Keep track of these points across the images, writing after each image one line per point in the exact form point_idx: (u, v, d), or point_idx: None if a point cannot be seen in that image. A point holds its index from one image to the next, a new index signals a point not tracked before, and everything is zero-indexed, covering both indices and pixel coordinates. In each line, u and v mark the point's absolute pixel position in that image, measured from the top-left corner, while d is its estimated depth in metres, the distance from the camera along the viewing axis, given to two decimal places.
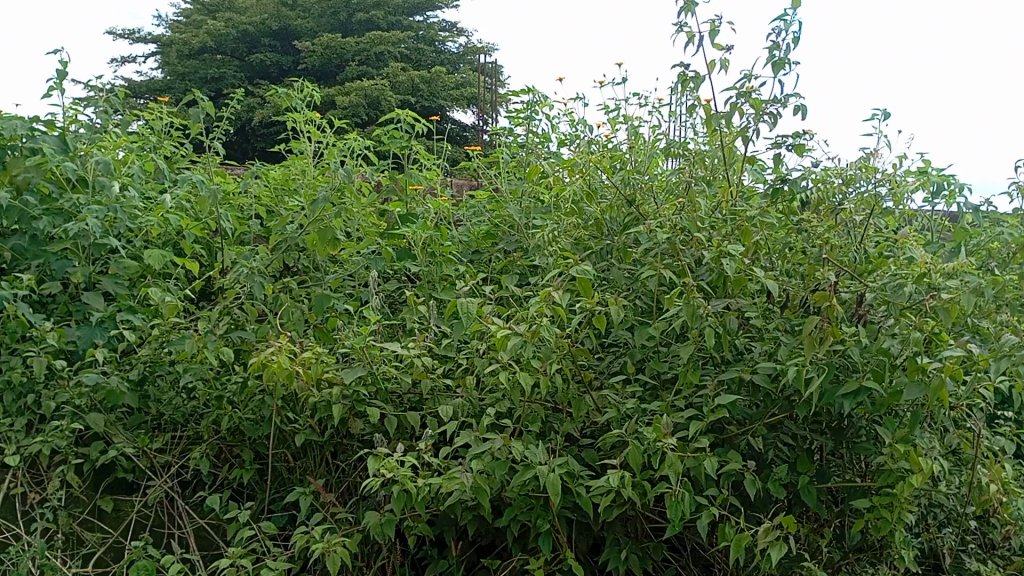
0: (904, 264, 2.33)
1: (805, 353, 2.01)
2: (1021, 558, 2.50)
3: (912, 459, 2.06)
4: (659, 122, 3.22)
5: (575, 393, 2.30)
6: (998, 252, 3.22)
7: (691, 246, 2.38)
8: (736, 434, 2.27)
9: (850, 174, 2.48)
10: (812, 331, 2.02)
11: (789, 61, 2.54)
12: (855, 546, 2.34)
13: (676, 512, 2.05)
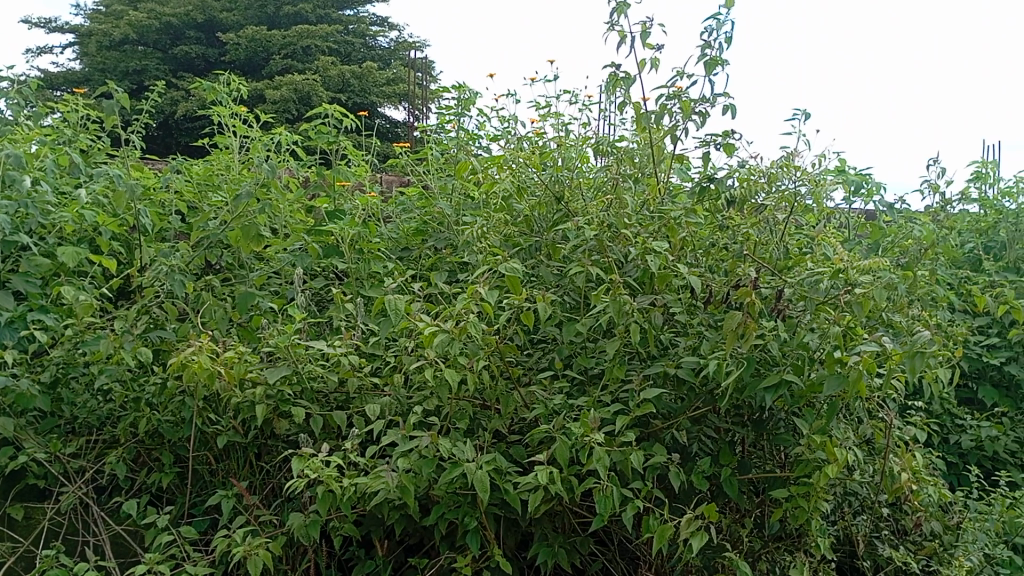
0: (821, 261, 2.39)
1: (727, 348, 2.05)
2: (932, 543, 2.57)
3: (828, 449, 2.12)
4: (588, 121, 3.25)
5: (503, 390, 2.30)
6: (910, 248, 3.34)
7: (618, 242, 2.41)
8: (661, 428, 2.30)
9: (772, 173, 2.53)
10: (733, 327, 2.07)
11: (721, 61, 2.59)
12: (775, 536, 2.40)
13: (602, 506, 2.06)
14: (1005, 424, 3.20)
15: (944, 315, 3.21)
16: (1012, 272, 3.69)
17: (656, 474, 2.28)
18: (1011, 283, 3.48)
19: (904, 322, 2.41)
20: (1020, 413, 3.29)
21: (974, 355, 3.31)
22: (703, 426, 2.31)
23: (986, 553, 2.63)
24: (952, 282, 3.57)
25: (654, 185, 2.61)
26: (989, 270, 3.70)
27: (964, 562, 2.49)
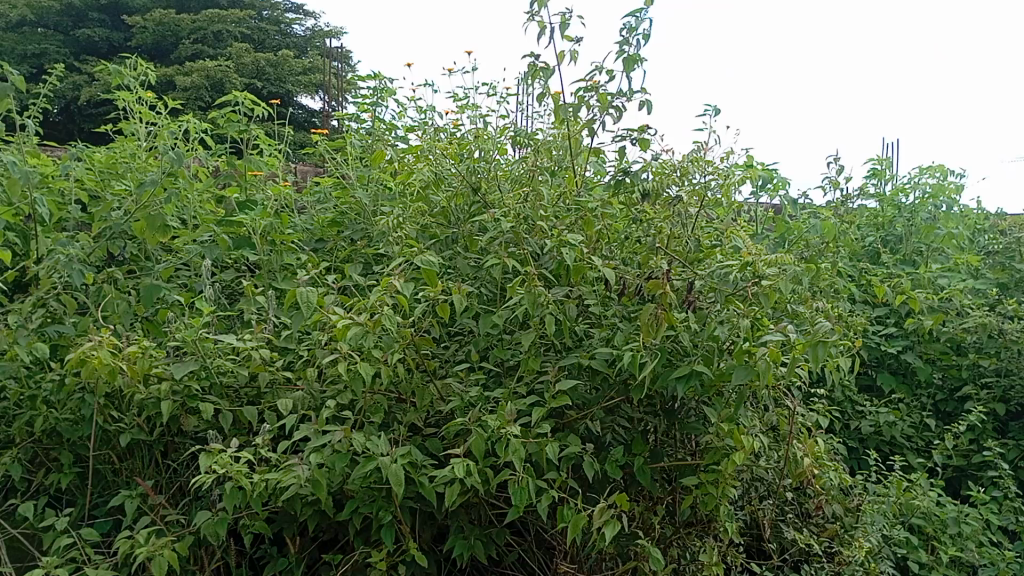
0: (730, 254, 2.46)
1: (642, 339, 2.12)
2: (834, 525, 2.67)
3: (735, 437, 2.21)
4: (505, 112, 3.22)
5: (419, 383, 2.27)
6: (813, 242, 3.46)
7: (534, 235, 2.41)
8: (576, 419, 2.31)
9: (683, 166, 2.56)
10: (650, 319, 2.11)
11: (639, 58, 2.62)
12: (687, 522, 2.45)
13: (517, 497, 2.07)
14: (902, 409, 3.34)
15: (846, 305, 3.34)
16: (908, 265, 3.85)
17: (571, 464, 2.30)
18: (908, 275, 3.64)
19: (808, 313, 2.50)
20: (915, 398, 3.44)
21: (874, 344, 3.45)
22: (617, 416, 2.34)
23: (884, 533, 2.74)
24: (853, 274, 3.71)
25: (569, 178, 2.58)
26: (887, 263, 3.85)
27: (863, 543, 2.59)
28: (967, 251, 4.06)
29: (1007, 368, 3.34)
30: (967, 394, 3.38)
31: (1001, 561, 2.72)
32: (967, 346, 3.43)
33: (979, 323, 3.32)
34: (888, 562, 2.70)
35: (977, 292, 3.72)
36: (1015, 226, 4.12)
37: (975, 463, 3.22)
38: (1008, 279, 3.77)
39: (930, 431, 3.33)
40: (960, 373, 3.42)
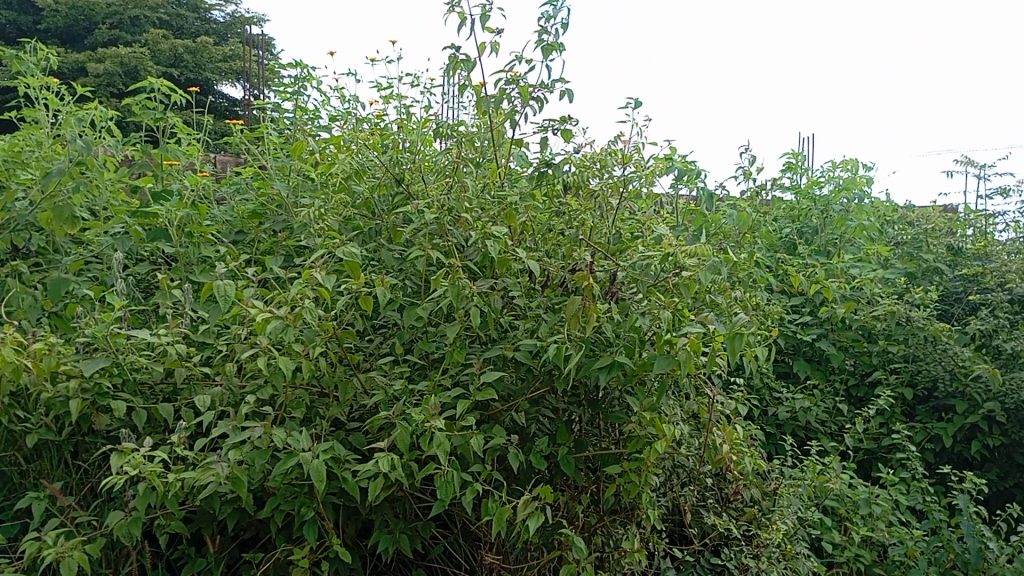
0: (652, 245, 2.45)
1: (568, 330, 2.12)
2: (753, 509, 2.73)
3: (657, 426, 2.23)
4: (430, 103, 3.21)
5: (342, 376, 2.23)
6: (731, 233, 3.55)
7: (459, 226, 2.40)
8: (501, 411, 2.31)
9: (603, 159, 2.56)
10: (575, 310, 2.12)
11: (557, 47, 2.62)
12: (611, 511, 2.47)
13: (442, 491, 2.05)
14: (816, 395, 3.45)
15: (763, 295, 3.42)
16: (822, 255, 3.97)
17: (496, 456, 2.29)
18: (822, 265, 3.76)
19: (729, 304, 2.52)
20: (828, 384, 3.55)
21: (790, 333, 3.55)
22: (541, 407, 2.35)
23: (799, 516, 2.82)
24: (771, 264, 3.81)
25: (493, 169, 2.60)
26: (802, 254, 3.96)
27: (779, 526, 2.66)
28: (878, 241, 4.20)
29: (914, 354, 3.48)
30: (878, 380, 3.50)
31: (909, 539, 2.85)
32: (878, 333, 3.56)
33: (888, 310, 3.47)
34: (803, 543, 2.78)
35: (886, 281, 3.86)
36: (922, 219, 4.29)
37: (884, 446, 3.35)
38: (916, 268, 4.01)
39: (843, 415, 3.43)
40: (871, 359, 3.55)
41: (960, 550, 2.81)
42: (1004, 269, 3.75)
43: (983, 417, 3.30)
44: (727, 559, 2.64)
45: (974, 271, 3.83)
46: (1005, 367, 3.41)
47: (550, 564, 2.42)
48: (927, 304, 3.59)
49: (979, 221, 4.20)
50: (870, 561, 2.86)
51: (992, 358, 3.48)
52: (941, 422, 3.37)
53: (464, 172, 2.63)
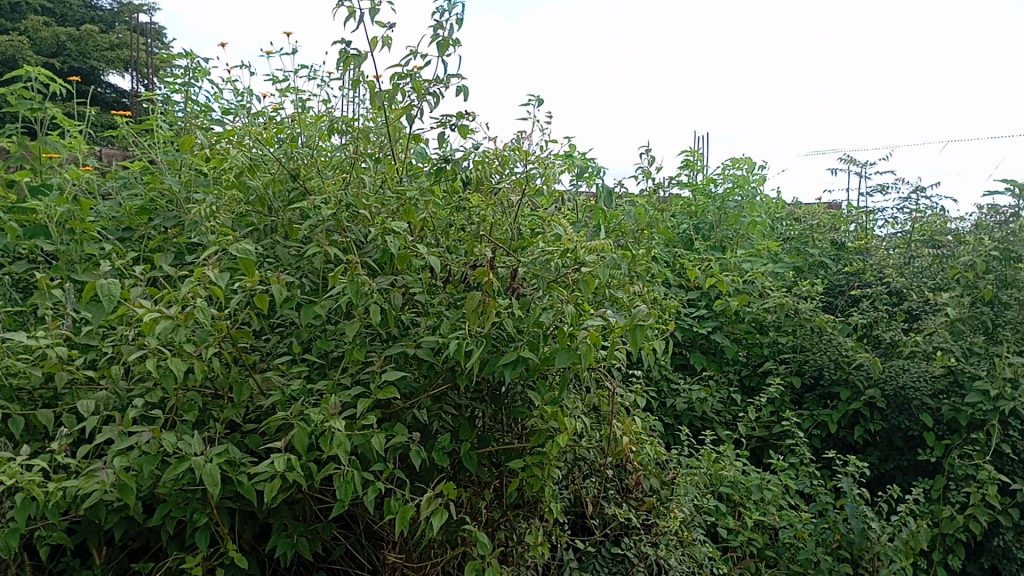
0: (552, 241, 2.46)
1: (468, 327, 2.11)
2: (652, 498, 2.78)
3: (559, 420, 2.24)
4: (327, 98, 3.14)
5: (236, 377, 2.15)
6: (629, 230, 3.62)
7: (358, 223, 2.35)
8: (403, 409, 2.27)
9: (505, 155, 2.60)
10: (475, 306, 2.10)
11: (453, 42, 2.61)
12: (514, 505, 2.47)
13: (342, 492, 2.01)
14: (712, 386, 3.54)
15: (661, 289, 3.51)
16: (717, 250, 4.09)
17: (397, 454, 2.25)
18: (716, 260, 3.87)
19: (628, 298, 2.56)
20: (723, 375, 3.66)
21: (687, 326, 3.62)
22: (443, 404, 2.32)
23: (695, 503, 2.89)
24: (668, 259, 3.91)
25: (392, 164, 2.55)
26: (698, 249, 4.07)
27: (676, 514, 2.72)
28: (768, 237, 4.36)
29: (802, 344, 3.62)
30: (769, 370, 3.63)
31: (798, 522, 2.97)
32: (769, 324, 3.70)
33: (778, 303, 3.61)
34: (700, 530, 2.85)
35: (775, 275, 4.01)
36: (808, 215, 4.47)
37: (775, 433, 3.47)
38: (802, 262, 4.19)
39: (736, 405, 3.54)
40: (762, 350, 3.70)
41: (845, 530, 2.95)
42: (882, 263, 3.95)
43: (865, 403, 3.47)
44: (627, 548, 2.67)
45: (855, 265, 4.02)
46: (885, 355, 3.59)
47: (454, 561, 2.40)
48: (813, 296, 3.75)
49: (860, 217, 4.41)
50: (762, 545, 2.96)
51: (873, 347, 3.66)
52: (827, 409, 3.52)
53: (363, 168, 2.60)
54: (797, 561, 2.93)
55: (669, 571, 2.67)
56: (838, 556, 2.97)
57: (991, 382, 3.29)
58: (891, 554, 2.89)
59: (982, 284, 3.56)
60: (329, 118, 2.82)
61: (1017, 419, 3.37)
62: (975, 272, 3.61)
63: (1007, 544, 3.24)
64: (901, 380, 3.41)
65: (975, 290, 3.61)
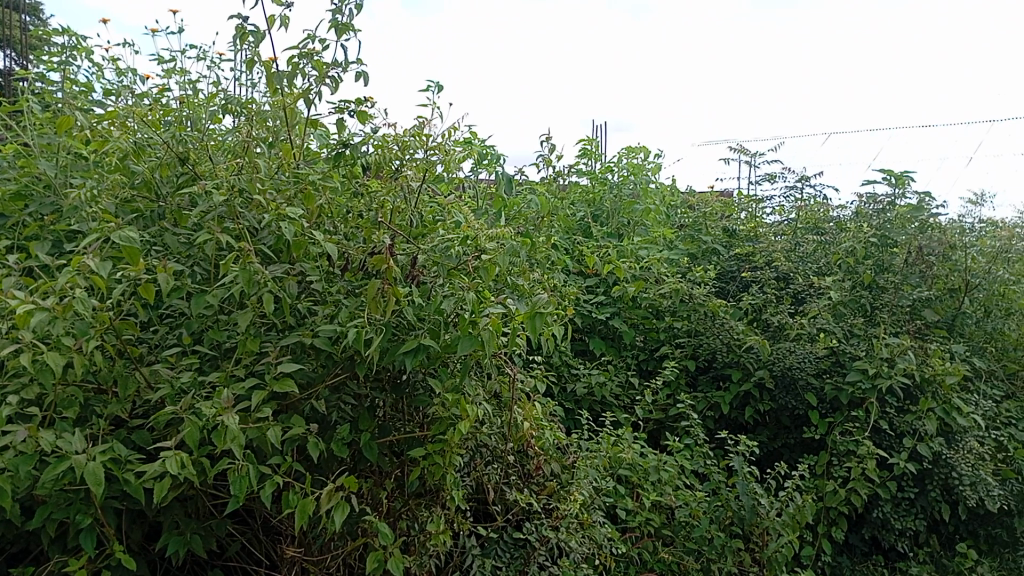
0: (452, 229, 2.44)
1: (369, 314, 2.08)
2: (553, 482, 2.80)
3: (461, 407, 2.23)
4: (217, 80, 3.01)
5: (121, 370, 2.05)
6: (529, 217, 3.64)
7: (251, 209, 2.26)
8: (300, 400, 2.20)
9: (405, 141, 2.53)
10: (377, 294, 2.07)
11: (352, 27, 2.54)
12: (415, 493, 2.44)
13: (237, 487, 1.94)
14: (610, 370, 3.60)
15: (561, 276, 3.54)
16: (615, 238, 4.15)
17: (295, 446, 2.19)
18: (614, 246, 3.93)
19: (528, 285, 2.55)
20: (621, 359, 3.72)
21: (586, 312, 3.70)
22: (342, 394, 2.26)
23: (595, 486, 2.90)
24: (568, 247, 3.95)
25: (287, 148, 2.43)
26: (596, 236, 4.11)
27: (577, 497, 2.74)
28: (663, 224, 4.46)
29: (696, 329, 3.71)
30: (664, 354, 3.72)
31: (693, 500, 3.06)
32: (664, 310, 3.78)
33: (673, 288, 3.70)
34: (599, 512, 2.88)
35: (670, 261, 4.10)
36: (701, 203, 4.59)
37: (671, 416, 3.55)
38: (696, 249, 4.31)
39: (634, 388, 3.61)
40: (658, 335, 3.78)
41: (737, 507, 3.06)
42: (771, 248, 4.09)
43: (755, 385, 3.59)
44: (528, 532, 2.68)
45: (745, 250, 4.15)
46: (773, 338, 3.72)
47: (355, 552, 2.35)
48: (706, 282, 3.86)
49: (751, 206, 4.50)
50: (659, 524, 3.03)
51: (762, 330, 3.78)
52: (720, 391, 3.63)
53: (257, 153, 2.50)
54: (693, 540, 3.04)
55: (570, 554, 2.70)
56: (730, 532, 3.08)
57: (869, 361, 3.47)
58: (779, 528, 3.02)
59: (862, 269, 3.87)
60: (221, 100, 2.70)
61: (894, 396, 3.56)
62: (855, 258, 3.91)
63: (886, 515, 3.44)
64: (788, 361, 3.53)
65: (855, 275, 3.91)
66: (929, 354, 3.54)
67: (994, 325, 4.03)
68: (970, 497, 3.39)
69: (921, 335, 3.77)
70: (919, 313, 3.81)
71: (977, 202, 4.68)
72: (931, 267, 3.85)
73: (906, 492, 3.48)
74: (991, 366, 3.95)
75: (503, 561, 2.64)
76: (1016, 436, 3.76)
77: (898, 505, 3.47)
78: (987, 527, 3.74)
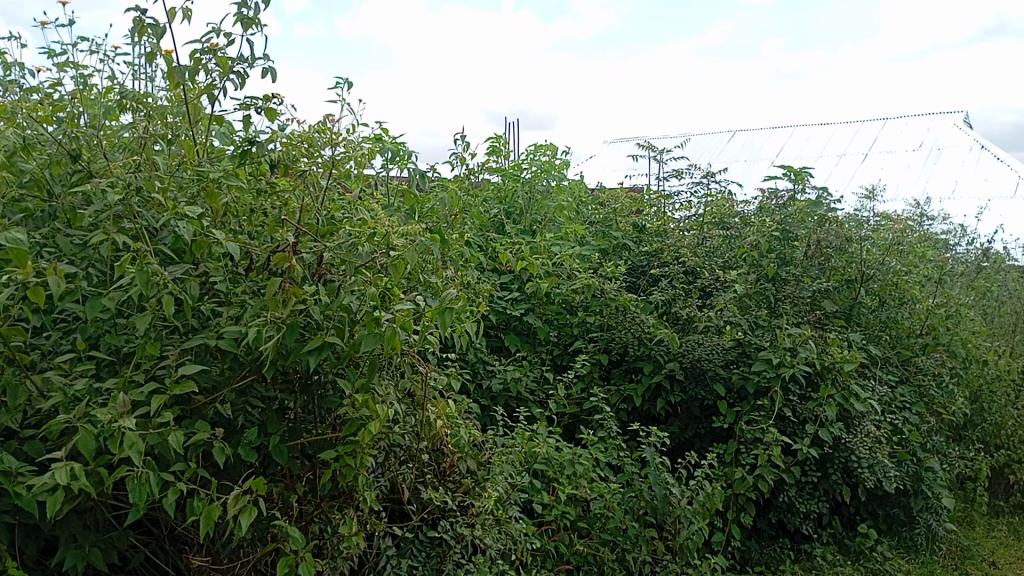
0: (360, 225, 2.37)
1: (267, 311, 2.03)
2: (470, 480, 2.75)
3: (370, 406, 2.17)
4: (114, 74, 2.88)
5: (10, 379, 1.93)
6: (442, 215, 3.60)
7: (149, 208, 2.17)
8: (204, 404, 2.12)
9: (311, 136, 2.45)
10: (274, 292, 2.03)
11: (258, 21, 2.47)
12: (328, 495, 2.38)
13: (137, 495, 1.86)
14: (525, 365, 3.60)
15: (475, 273, 3.53)
16: (528, 234, 4.17)
17: (200, 452, 2.11)
18: (527, 243, 3.94)
19: (440, 282, 2.51)
20: (535, 355, 3.73)
21: (500, 309, 3.70)
22: (249, 397, 2.18)
23: (510, 481, 2.89)
24: (481, 244, 3.94)
25: (190, 146, 2.34)
26: (510, 233, 4.12)
27: (491, 493, 2.73)
28: (575, 220, 4.50)
29: (608, 323, 3.76)
30: (578, 349, 3.75)
31: (607, 493, 3.09)
32: (577, 305, 3.82)
33: (585, 284, 3.74)
34: (515, 507, 2.87)
35: (582, 257, 4.14)
36: (611, 199, 4.65)
37: (585, 409, 3.58)
38: (607, 245, 4.36)
39: (548, 383, 3.62)
40: (572, 330, 3.81)
41: (649, 497, 3.12)
42: (679, 243, 4.17)
43: (666, 376, 3.66)
44: (443, 530, 2.67)
45: (655, 246, 4.22)
46: (682, 331, 3.79)
47: (266, 558, 2.29)
48: (617, 277, 3.91)
49: (660, 203, 4.55)
50: (575, 517, 3.05)
51: (672, 323, 3.85)
52: (632, 384, 3.68)
53: (155, 150, 2.40)
54: (608, 530, 3.09)
55: (485, 551, 2.69)
56: (645, 521, 3.15)
57: (774, 352, 3.57)
58: (690, 516, 3.11)
59: (765, 262, 3.98)
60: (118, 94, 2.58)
61: (797, 384, 3.67)
62: (759, 251, 4.02)
63: (791, 499, 3.58)
64: (697, 353, 3.61)
65: (759, 268, 4.02)
66: (829, 343, 3.67)
67: (889, 315, 4.20)
68: (868, 479, 3.54)
69: (821, 325, 3.91)
70: (819, 304, 3.95)
71: (871, 196, 4.83)
72: (829, 259, 4.07)
73: (809, 476, 3.61)
74: (887, 354, 4.12)
75: (418, 560, 2.63)
76: (910, 419, 3.93)
77: (803, 490, 3.63)
78: (885, 507, 3.90)
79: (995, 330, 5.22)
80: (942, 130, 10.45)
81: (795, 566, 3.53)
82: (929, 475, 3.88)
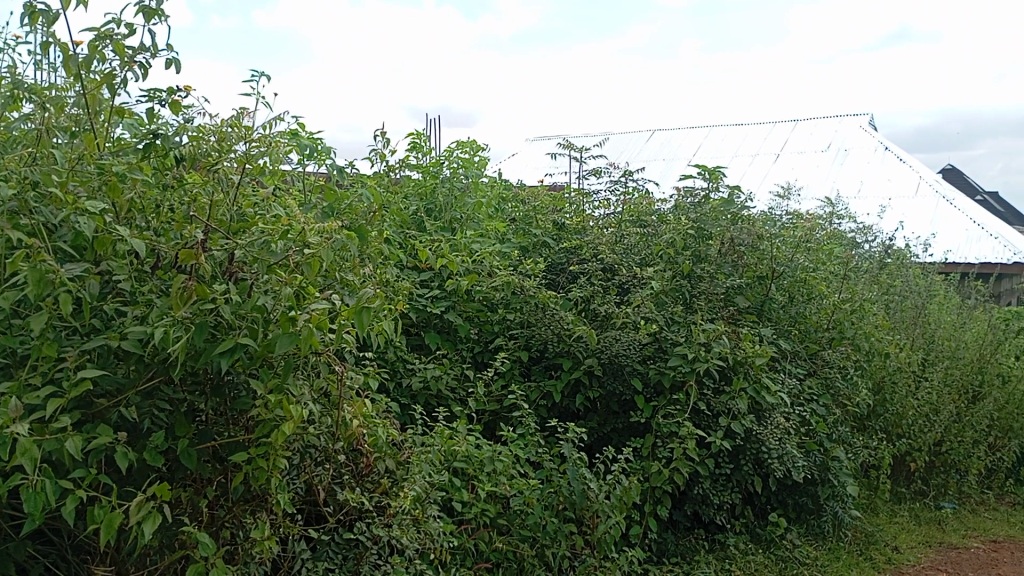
0: (273, 222, 2.27)
1: (172, 312, 1.95)
2: (388, 480, 2.69)
3: (284, 407, 2.08)
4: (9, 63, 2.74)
5: None
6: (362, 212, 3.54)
7: (48, 203, 2.06)
8: (107, 408, 2.03)
9: (222, 131, 2.30)
10: (180, 289, 1.95)
11: (160, 13, 2.38)
12: (241, 499, 2.29)
13: (32, 505, 1.76)
14: (445, 363, 3.57)
15: (393, 270, 3.48)
16: (447, 232, 4.14)
17: (102, 458, 2.01)
18: (447, 240, 3.91)
19: (357, 280, 2.46)
20: (456, 352, 3.71)
21: (420, 307, 3.67)
22: (155, 400, 2.10)
23: (429, 479, 2.82)
24: (400, 241, 3.89)
25: (90, 138, 2.23)
26: (429, 230, 4.09)
27: (410, 493, 2.68)
28: (496, 218, 4.50)
29: (528, 320, 3.77)
30: (498, 346, 3.74)
31: (526, 488, 3.09)
32: (497, 302, 3.81)
33: (504, 281, 3.73)
34: (434, 506, 2.82)
35: (502, 254, 4.14)
36: (531, 197, 4.67)
37: (505, 406, 3.57)
38: (527, 242, 4.37)
39: (469, 381, 3.59)
40: (492, 327, 3.80)
41: (567, 492, 3.14)
42: (597, 240, 4.21)
43: (584, 372, 3.70)
44: (359, 532, 2.62)
45: (574, 242, 4.26)
46: (601, 327, 3.82)
47: (174, 565, 2.21)
48: (536, 274, 3.92)
49: (579, 199, 4.58)
50: (494, 514, 3.04)
51: (591, 320, 3.88)
52: (551, 381, 3.69)
53: (53, 143, 2.27)
54: (527, 527, 3.10)
55: (403, 551, 2.66)
56: (564, 516, 3.17)
57: (689, 347, 3.64)
58: (607, 510, 3.15)
59: (681, 259, 4.05)
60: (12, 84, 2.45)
61: (711, 378, 3.74)
62: (675, 249, 4.08)
63: (705, 491, 3.66)
64: (615, 349, 3.65)
65: (674, 265, 4.08)
66: (741, 338, 3.76)
67: (797, 310, 4.34)
68: (778, 468, 3.65)
69: (734, 321, 4.02)
70: (732, 300, 4.06)
71: (785, 195, 5.02)
72: (741, 256, 4.16)
73: (722, 468, 3.70)
74: (795, 347, 4.25)
75: (334, 562, 2.59)
76: (817, 411, 4.07)
77: (716, 481, 3.72)
78: (794, 496, 4.03)
79: (896, 323, 5.44)
80: (849, 132, 10.86)
81: (709, 556, 3.62)
82: (835, 464, 4.02)
